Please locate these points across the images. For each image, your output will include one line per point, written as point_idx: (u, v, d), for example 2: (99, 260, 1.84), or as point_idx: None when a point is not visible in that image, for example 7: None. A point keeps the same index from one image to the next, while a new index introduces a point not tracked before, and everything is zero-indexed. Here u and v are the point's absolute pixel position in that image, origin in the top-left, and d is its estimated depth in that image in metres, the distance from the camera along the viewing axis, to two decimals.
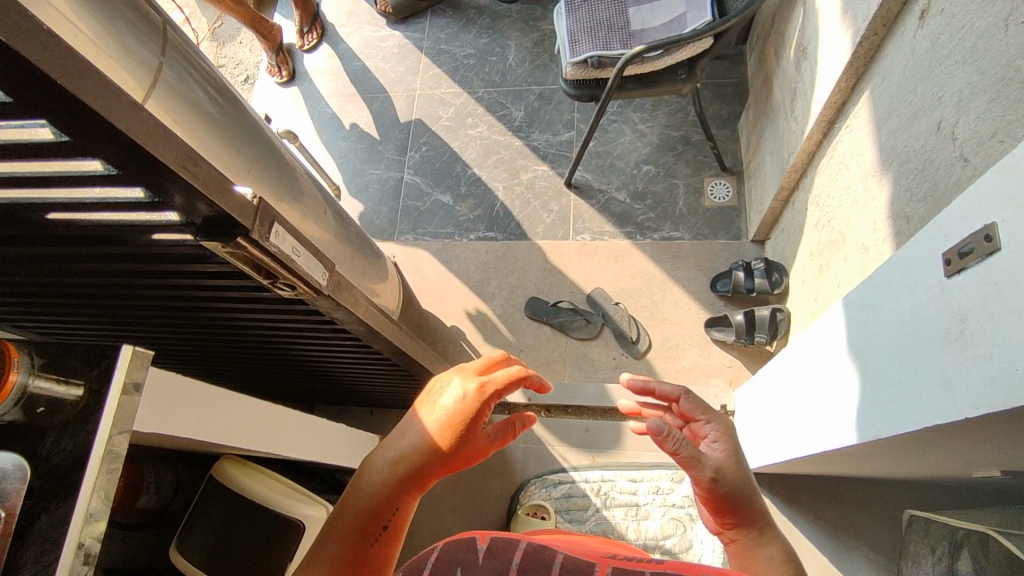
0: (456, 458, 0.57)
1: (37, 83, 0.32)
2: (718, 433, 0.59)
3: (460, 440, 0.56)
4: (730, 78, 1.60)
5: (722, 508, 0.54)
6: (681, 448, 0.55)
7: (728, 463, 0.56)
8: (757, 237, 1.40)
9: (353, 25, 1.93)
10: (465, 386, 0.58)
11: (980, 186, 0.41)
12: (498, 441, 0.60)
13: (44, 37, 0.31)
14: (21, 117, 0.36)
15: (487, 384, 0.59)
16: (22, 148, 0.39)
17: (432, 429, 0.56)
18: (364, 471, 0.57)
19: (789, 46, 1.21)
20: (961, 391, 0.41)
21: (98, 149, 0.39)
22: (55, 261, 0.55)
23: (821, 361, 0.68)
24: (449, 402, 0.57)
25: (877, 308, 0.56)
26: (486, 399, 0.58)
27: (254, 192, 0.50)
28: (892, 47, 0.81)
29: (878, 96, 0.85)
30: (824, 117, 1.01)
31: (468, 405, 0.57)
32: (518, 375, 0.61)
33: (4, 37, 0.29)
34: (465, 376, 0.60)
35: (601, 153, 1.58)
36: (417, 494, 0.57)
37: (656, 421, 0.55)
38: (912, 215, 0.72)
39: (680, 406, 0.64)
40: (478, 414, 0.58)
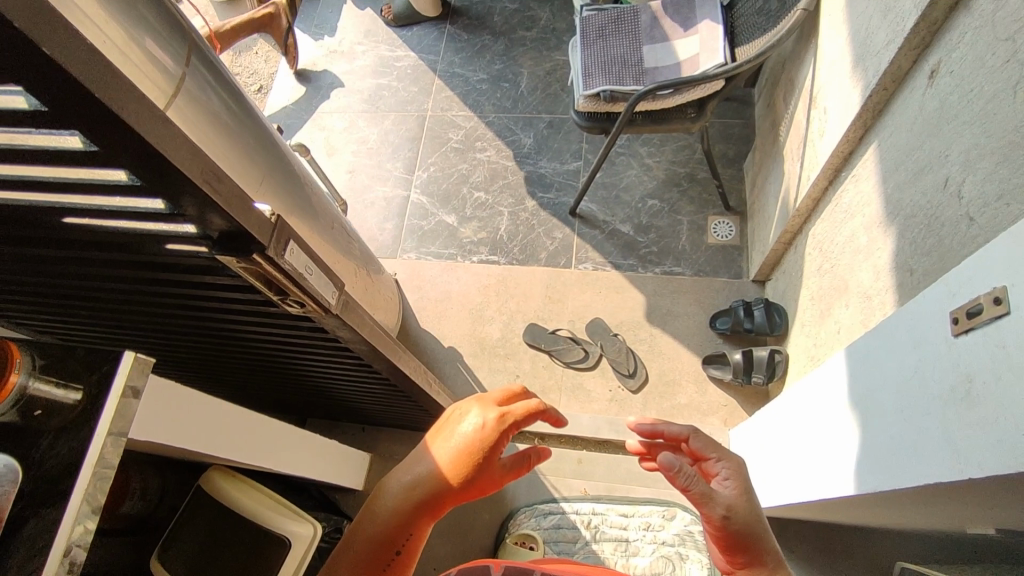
0: (470, 487, 0.59)
1: (74, 96, 0.33)
2: (729, 471, 0.59)
3: (474, 469, 0.58)
4: (737, 120, 1.63)
5: (733, 548, 0.54)
6: (693, 484, 0.54)
7: (740, 501, 0.56)
8: (758, 277, 1.41)
9: (369, 44, 1.96)
10: (485, 415, 0.60)
11: (990, 248, 0.42)
12: (514, 472, 0.62)
13: (89, 54, 0.32)
14: (52, 126, 0.36)
15: (507, 415, 0.60)
16: (47, 155, 0.39)
17: (450, 455, 0.59)
18: (383, 491, 0.60)
19: (798, 92, 1.23)
20: (964, 451, 0.41)
21: (125, 161, 0.39)
22: (64, 264, 0.56)
23: (820, 409, 0.69)
24: (468, 430, 0.60)
25: (881, 360, 0.56)
26: (505, 429, 0.60)
27: (273, 209, 0.50)
28: (900, 103, 0.83)
29: (885, 149, 0.86)
30: (831, 165, 1.02)
31: (486, 435, 0.59)
32: (537, 408, 0.62)
33: (49, 51, 0.30)
34: (485, 405, 0.62)
35: (608, 185, 1.59)
36: (431, 519, 0.60)
37: (668, 457, 0.55)
38: (916, 268, 0.73)
39: (689, 446, 0.64)
40: (496, 443, 0.59)
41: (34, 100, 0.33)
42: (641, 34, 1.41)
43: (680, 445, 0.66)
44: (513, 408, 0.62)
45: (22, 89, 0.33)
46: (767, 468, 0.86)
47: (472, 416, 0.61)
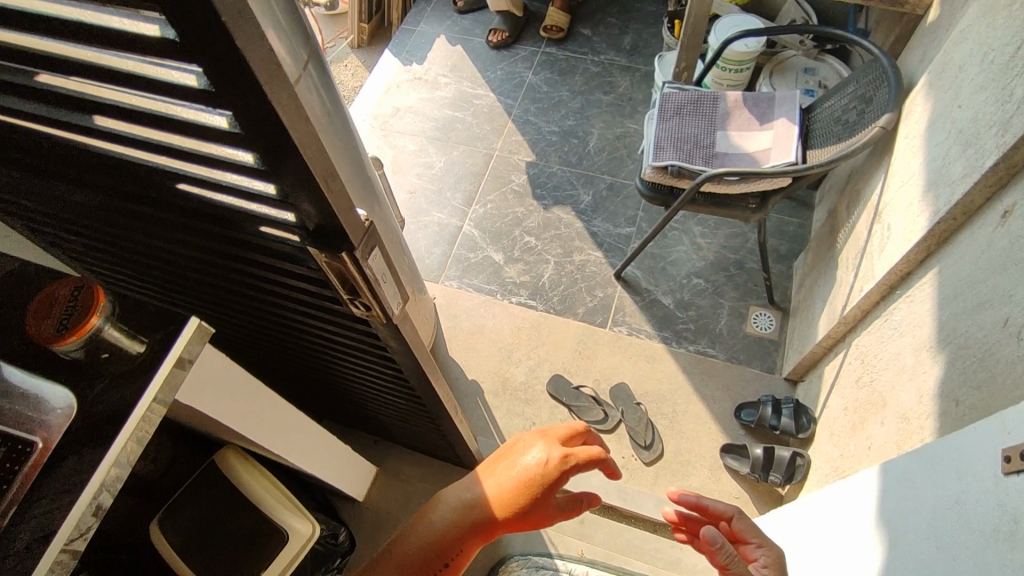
0: (525, 514, 0.66)
1: (243, 85, 0.36)
2: (768, 560, 0.67)
3: (531, 499, 0.66)
4: (794, 219, 1.65)
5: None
6: (731, 563, 0.60)
7: None
8: (790, 376, 1.40)
9: (453, 78, 2.05)
10: (549, 452, 0.68)
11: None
12: (565, 512, 0.69)
13: (266, 51, 0.35)
14: (208, 105, 0.40)
15: (570, 456, 0.67)
16: (189, 129, 0.43)
17: (512, 482, 0.67)
18: (449, 500, 0.69)
19: (863, 205, 1.25)
20: None
21: (260, 148, 0.42)
22: (159, 223, 0.59)
23: (841, 521, 0.68)
24: (531, 463, 0.67)
25: (919, 484, 0.56)
26: (565, 469, 0.67)
27: (367, 214, 0.53)
28: (968, 235, 0.84)
29: (944, 277, 0.87)
30: (886, 281, 1.03)
31: (547, 471, 0.66)
32: (597, 455, 0.69)
33: (239, 43, 0.33)
34: (551, 443, 0.69)
35: (656, 255, 1.62)
36: (485, 535, 0.68)
37: (713, 532, 0.61)
38: (962, 399, 0.73)
39: (730, 525, 0.70)
40: (554, 480, 0.67)
41: (205, 80, 0.37)
42: (716, 119, 1.45)
43: (718, 522, 0.72)
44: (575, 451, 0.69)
45: (197, 70, 0.37)
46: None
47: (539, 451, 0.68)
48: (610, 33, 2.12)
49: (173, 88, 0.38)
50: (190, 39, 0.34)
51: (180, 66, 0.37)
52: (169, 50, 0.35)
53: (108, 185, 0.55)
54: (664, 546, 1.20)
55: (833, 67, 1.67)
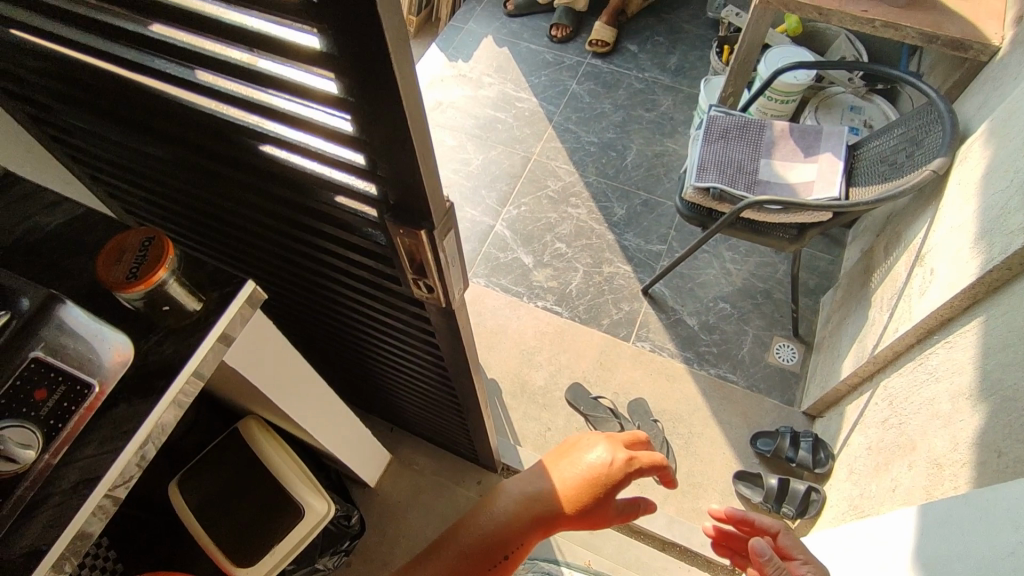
0: (589, 511, 0.70)
1: (368, 50, 0.36)
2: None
3: (596, 497, 0.70)
4: (826, 255, 1.64)
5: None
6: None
7: None
8: (809, 411, 1.39)
9: (498, 78, 2.05)
10: (615, 454, 0.72)
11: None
12: (621, 515, 0.74)
13: (397, 17, 0.35)
14: (320, 66, 0.40)
15: (633, 459, 0.72)
16: (294, 91, 0.43)
17: (578, 478, 0.71)
18: (514, 490, 0.71)
19: (904, 247, 1.24)
20: None
21: (362, 117, 0.42)
22: (231, 183, 0.59)
23: (874, 561, 0.68)
24: (595, 462, 0.72)
25: (976, 533, 0.55)
26: (629, 471, 0.72)
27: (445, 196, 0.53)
28: (1021, 287, 0.83)
29: (991, 326, 0.86)
30: (925, 325, 1.02)
31: (611, 471, 0.71)
32: (656, 460, 0.74)
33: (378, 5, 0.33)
34: (614, 445, 0.74)
35: (684, 276, 1.61)
36: (545, 529, 0.70)
37: (762, 544, 0.65)
38: (1005, 450, 0.72)
39: (777, 541, 0.74)
40: (618, 480, 0.71)
41: (327, 42, 0.37)
42: (762, 147, 1.45)
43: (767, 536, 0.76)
44: (637, 455, 0.74)
45: (323, 34, 0.37)
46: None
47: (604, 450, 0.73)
48: (657, 51, 2.13)
49: (292, 49, 0.39)
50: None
51: (305, 28, 0.38)
52: (302, 10, 0.36)
53: (187, 138, 0.56)
54: (669, 566, 1.19)
55: (880, 107, 1.67)
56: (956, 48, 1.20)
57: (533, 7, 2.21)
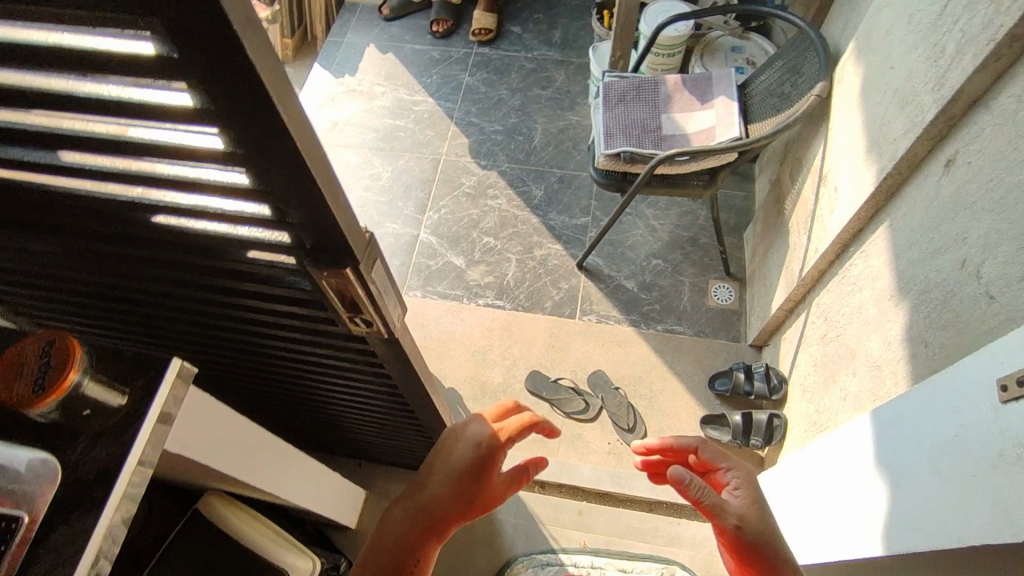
0: (477, 498, 0.69)
1: (248, 96, 0.35)
2: (740, 481, 0.73)
3: (476, 483, 0.69)
4: (739, 193, 1.70)
5: (752, 553, 0.67)
6: (704, 496, 0.68)
7: (750, 510, 0.69)
8: (756, 343, 1.45)
9: (389, 86, 2.02)
10: (482, 432, 0.72)
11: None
12: (512, 485, 0.72)
13: (271, 58, 0.34)
14: (201, 122, 0.38)
15: (502, 431, 0.73)
16: (177, 153, 0.41)
17: (453, 473, 0.69)
18: (395, 510, 0.69)
19: (807, 171, 1.30)
20: (1017, 512, 0.45)
21: (257, 166, 0.41)
22: (134, 261, 0.56)
23: (845, 477, 0.72)
24: (465, 449, 0.70)
25: (919, 425, 0.59)
26: (502, 443, 0.72)
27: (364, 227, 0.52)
28: (914, 187, 0.89)
29: (897, 228, 0.92)
30: (840, 240, 1.08)
31: (484, 451, 0.70)
32: (527, 420, 0.74)
33: (247, 48, 0.32)
34: (482, 420, 0.74)
35: (614, 242, 1.64)
36: (440, 535, 0.68)
37: (681, 472, 0.68)
38: (930, 340, 0.78)
39: (698, 457, 0.78)
40: (494, 458, 0.70)
41: (203, 95, 0.36)
42: (659, 103, 1.48)
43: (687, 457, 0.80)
44: (506, 424, 0.74)
45: (193, 89, 0.36)
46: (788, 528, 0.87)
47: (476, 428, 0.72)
48: (540, 28, 2.14)
49: (165, 110, 0.38)
50: (194, 51, 0.33)
51: (173, 86, 0.36)
52: (166, 68, 0.35)
53: (72, 225, 0.52)
54: (660, 524, 1.22)
55: (759, 43, 1.73)
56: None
57: (408, 8, 2.17)
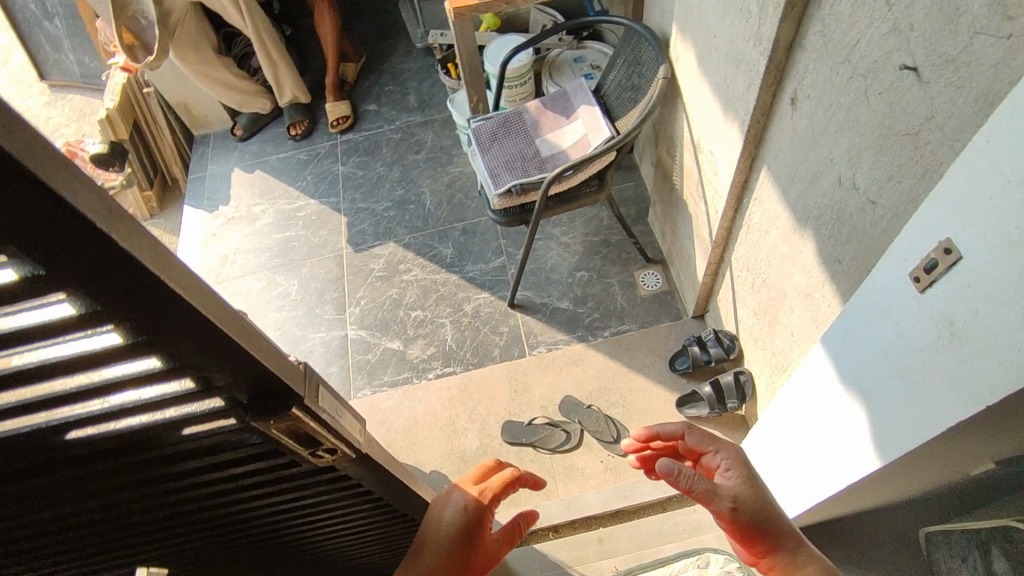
0: (472, 562, 0.68)
1: (132, 283, 0.33)
2: (728, 462, 0.74)
3: (468, 547, 0.68)
4: (630, 185, 1.77)
5: (750, 534, 0.67)
6: (696, 484, 0.68)
7: (744, 491, 0.69)
8: (697, 313, 1.49)
9: (267, 202, 1.99)
10: (465, 497, 0.71)
11: (930, 202, 0.50)
12: (505, 544, 0.74)
13: (144, 238, 0.33)
14: (90, 324, 0.36)
15: (485, 490, 0.72)
16: (76, 363, 0.39)
17: (446, 543, 0.67)
18: None
19: (680, 144, 1.37)
20: (971, 386, 0.48)
21: (163, 346, 0.39)
22: (61, 489, 0.51)
23: (819, 409, 0.74)
24: (454, 516, 0.69)
25: (861, 340, 0.63)
26: (486, 505, 0.71)
27: (295, 359, 0.50)
28: (775, 130, 0.96)
29: (775, 169, 0.98)
30: (732, 196, 1.14)
31: (471, 515, 0.69)
32: (509, 476, 0.74)
33: (113, 237, 0.31)
34: (463, 488, 0.72)
35: (535, 271, 1.66)
36: None
37: (668, 464, 0.67)
38: (842, 257, 0.83)
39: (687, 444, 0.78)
40: (481, 521, 0.70)
41: (88, 298, 0.34)
42: (529, 130, 1.53)
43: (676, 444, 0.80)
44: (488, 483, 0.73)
45: (72, 296, 0.34)
46: (784, 478, 0.90)
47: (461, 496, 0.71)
48: (394, 99, 2.18)
49: (49, 326, 0.35)
50: (59, 260, 0.31)
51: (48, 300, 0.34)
52: (34, 287, 0.33)
53: None
54: (678, 518, 1.22)
55: (597, 50, 1.84)
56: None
57: (260, 122, 2.16)
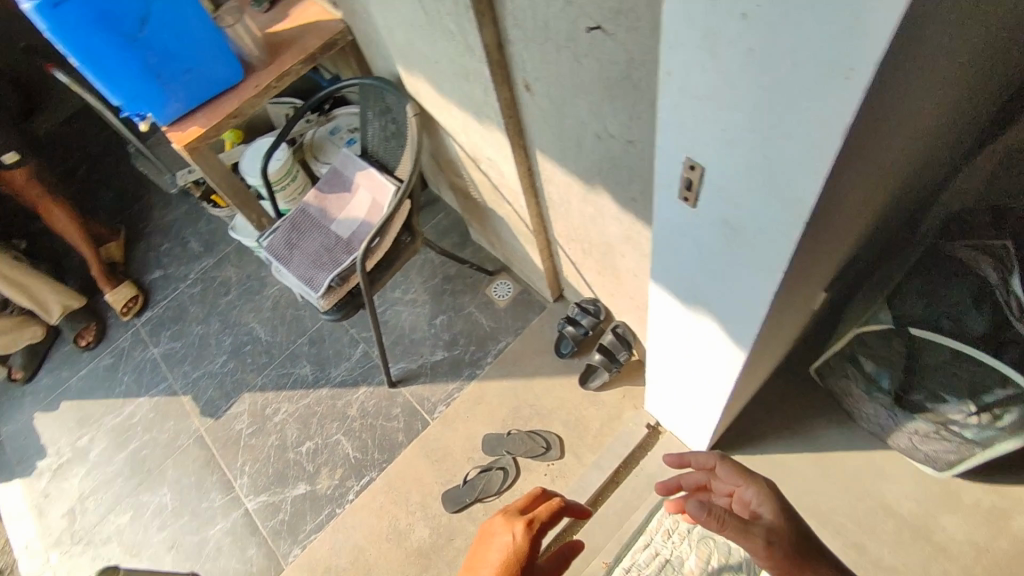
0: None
1: None
2: (760, 500, 0.87)
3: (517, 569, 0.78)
4: (441, 218, 1.80)
5: (786, 567, 0.77)
6: (728, 521, 0.77)
7: (777, 523, 0.82)
8: (556, 296, 1.59)
9: (90, 427, 1.75)
10: (516, 527, 0.83)
11: (659, 141, 0.55)
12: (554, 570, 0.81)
13: None
14: None
15: (532, 520, 0.83)
16: None
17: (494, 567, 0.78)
18: None
19: (461, 165, 1.42)
20: (769, 257, 0.54)
21: None
22: None
23: (677, 334, 0.80)
24: (503, 544, 0.81)
25: (673, 264, 0.68)
26: (533, 533, 0.82)
27: None
28: (529, 118, 1.03)
29: (547, 150, 1.05)
30: (527, 187, 1.20)
31: (520, 544, 0.80)
32: (554, 505, 0.86)
33: None
34: (515, 522, 0.84)
35: (399, 339, 1.66)
36: None
37: (696, 506, 0.76)
38: (635, 195, 0.91)
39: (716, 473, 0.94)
40: (528, 547, 0.81)
41: None
42: (321, 219, 1.44)
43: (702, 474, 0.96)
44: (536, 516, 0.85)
45: None
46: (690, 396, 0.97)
47: (514, 527, 0.83)
48: (174, 252, 2.01)
49: None
50: None
51: None
52: None
53: None
54: (634, 483, 1.27)
55: (347, 114, 1.78)
56: (331, 46, 1.38)
57: (37, 351, 1.89)
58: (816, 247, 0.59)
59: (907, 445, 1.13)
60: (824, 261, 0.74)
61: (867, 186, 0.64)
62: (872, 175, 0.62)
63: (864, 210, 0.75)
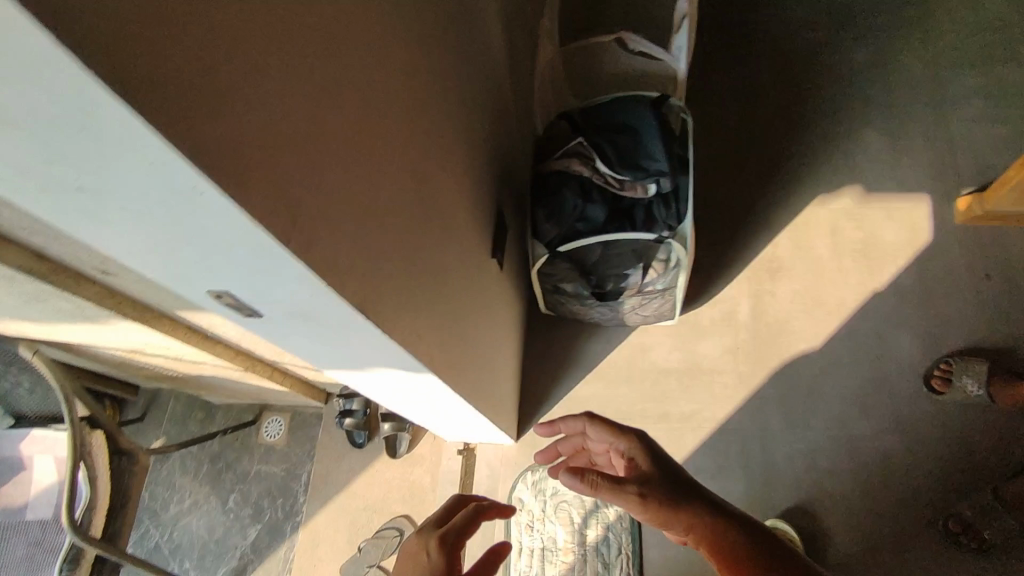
0: None
1: None
2: (631, 449, 0.84)
3: None
4: (165, 406, 1.61)
5: (664, 513, 0.75)
6: (601, 484, 0.75)
7: (648, 471, 0.79)
8: (321, 398, 1.52)
9: None
10: (428, 543, 0.70)
11: (171, 292, 0.52)
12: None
13: None
14: None
15: (445, 534, 0.70)
16: None
17: None
18: None
19: (129, 362, 1.26)
20: (347, 319, 0.56)
21: None
22: None
23: (375, 383, 0.81)
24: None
25: (303, 350, 0.67)
26: (449, 549, 0.69)
27: None
28: (135, 295, 0.93)
29: (178, 308, 0.97)
30: (198, 343, 1.10)
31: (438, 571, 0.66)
32: (472, 513, 0.73)
33: None
34: (422, 543, 0.71)
35: (205, 549, 1.48)
36: None
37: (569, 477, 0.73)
38: None
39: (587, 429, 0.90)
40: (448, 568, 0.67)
41: None
42: None
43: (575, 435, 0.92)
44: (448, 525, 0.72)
45: None
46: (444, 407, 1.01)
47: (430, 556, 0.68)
48: None
49: None
50: None
51: None
52: None
53: None
54: None
55: None
56: None
57: None
58: (390, 271, 0.63)
59: (639, 316, 1.26)
60: (431, 253, 0.76)
61: (413, 190, 0.67)
62: (410, 180, 0.66)
63: (439, 191, 0.78)
